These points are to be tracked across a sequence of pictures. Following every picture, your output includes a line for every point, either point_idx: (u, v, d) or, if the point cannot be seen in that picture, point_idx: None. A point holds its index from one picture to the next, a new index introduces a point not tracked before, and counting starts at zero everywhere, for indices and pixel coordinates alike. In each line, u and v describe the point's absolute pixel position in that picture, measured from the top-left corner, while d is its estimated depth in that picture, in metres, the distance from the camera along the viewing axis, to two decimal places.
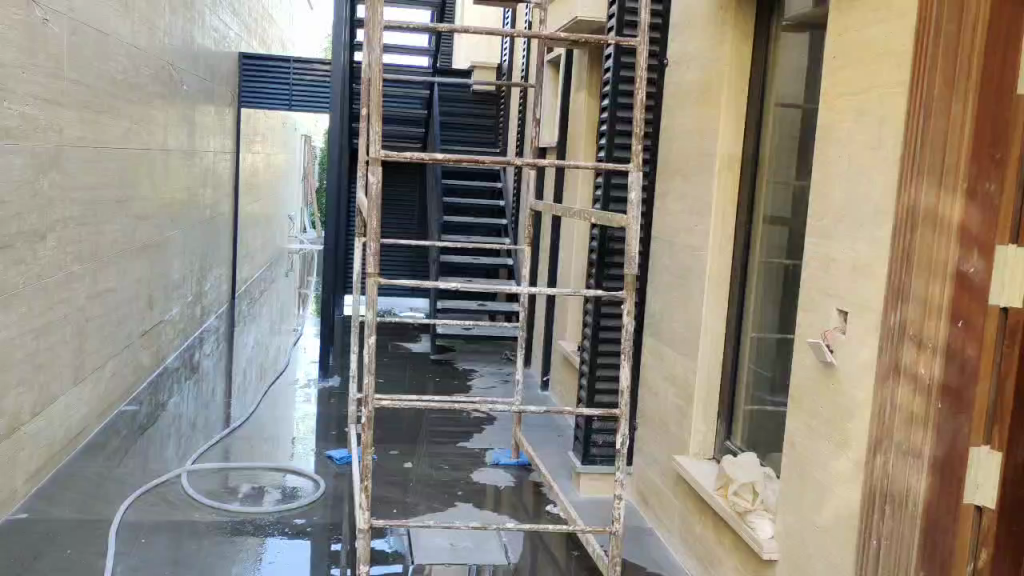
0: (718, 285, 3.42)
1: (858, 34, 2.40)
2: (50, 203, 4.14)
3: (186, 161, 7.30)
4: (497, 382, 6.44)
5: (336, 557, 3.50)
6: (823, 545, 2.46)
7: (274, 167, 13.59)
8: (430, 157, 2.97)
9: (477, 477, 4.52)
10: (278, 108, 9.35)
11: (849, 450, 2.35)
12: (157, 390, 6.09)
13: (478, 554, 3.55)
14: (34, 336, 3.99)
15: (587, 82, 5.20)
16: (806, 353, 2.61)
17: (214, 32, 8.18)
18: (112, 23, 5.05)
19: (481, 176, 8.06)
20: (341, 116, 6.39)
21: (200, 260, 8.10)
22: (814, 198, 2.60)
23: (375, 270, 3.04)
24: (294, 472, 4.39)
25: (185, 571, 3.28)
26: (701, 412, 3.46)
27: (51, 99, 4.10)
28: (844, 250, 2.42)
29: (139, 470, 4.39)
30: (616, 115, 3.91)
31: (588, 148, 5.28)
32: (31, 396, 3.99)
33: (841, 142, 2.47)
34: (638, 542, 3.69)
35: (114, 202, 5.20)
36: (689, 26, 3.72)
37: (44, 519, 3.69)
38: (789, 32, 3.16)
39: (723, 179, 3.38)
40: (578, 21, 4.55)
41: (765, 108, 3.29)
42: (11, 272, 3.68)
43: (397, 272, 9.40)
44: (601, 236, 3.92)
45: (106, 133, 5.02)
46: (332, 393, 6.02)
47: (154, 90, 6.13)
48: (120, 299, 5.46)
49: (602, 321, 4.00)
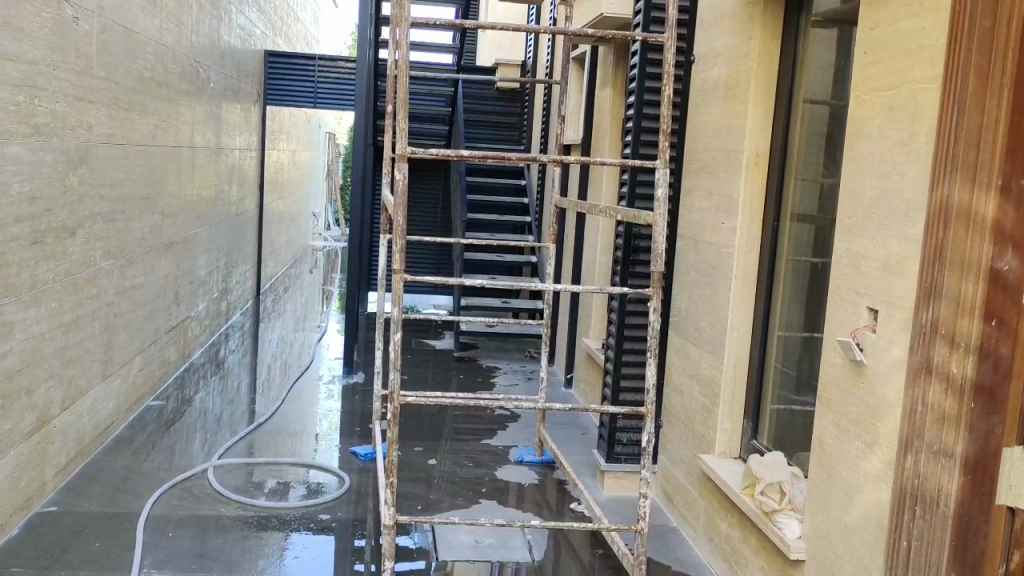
0: (744, 284, 3.40)
1: (891, 29, 2.37)
2: (80, 200, 4.19)
3: (212, 158, 7.35)
4: (520, 379, 6.44)
5: (361, 553, 3.51)
6: (852, 546, 2.43)
7: (298, 165, 13.65)
8: (456, 154, 2.96)
9: (500, 475, 4.51)
10: (303, 106, 9.39)
11: (879, 451, 2.33)
12: (184, 386, 6.13)
13: (502, 551, 3.55)
14: (63, 331, 4.03)
15: (613, 79, 5.18)
16: (835, 351, 2.58)
17: (240, 29, 8.23)
18: (141, 21, 5.10)
19: (505, 174, 8.06)
20: (366, 113, 6.36)
21: (225, 257, 8.15)
22: (844, 195, 2.57)
23: (402, 266, 3.03)
24: (319, 468, 4.41)
25: (211, 565, 3.30)
26: (726, 410, 3.44)
27: (82, 96, 4.15)
28: (874, 248, 2.39)
29: (166, 466, 4.42)
30: (641, 112, 3.88)
31: (613, 146, 5.26)
32: (60, 390, 4.03)
33: (871, 138, 2.44)
34: (664, 541, 3.67)
35: (142, 199, 5.25)
36: (716, 22, 3.70)
37: (72, 512, 3.73)
38: (818, 28, 3.13)
39: (750, 175, 3.35)
40: (603, 17, 4.53)
41: (794, 105, 3.25)
42: (42, 266, 3.73)
43: (421, 269, 9.42)
44: (626, 234, 3.91)
45: (135, 130, 5.07)
46: (356, 389, 6.04)
47: (181, 88, 6.17)
48: (148, 294, 5.51)
49: (626, 319, 3.98)
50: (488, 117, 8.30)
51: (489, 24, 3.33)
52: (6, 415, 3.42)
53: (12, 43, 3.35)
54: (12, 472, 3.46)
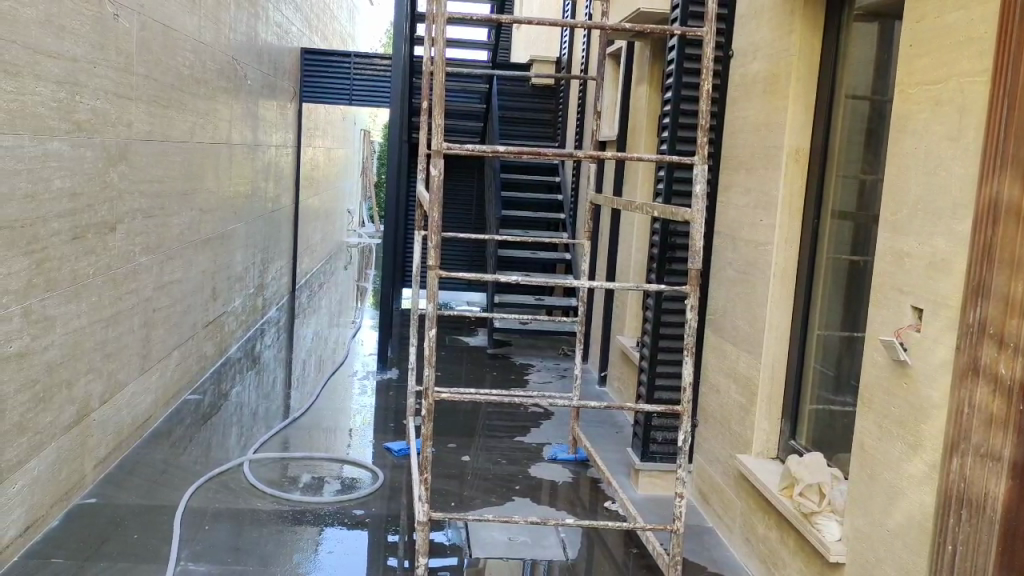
0: (783, 282, 3.35)
1: (938, 22, 2.32)
2: (120, 196, 4.23)
3: (249, 155, 7.41)
4: (554, 377, 6.41)
5: (394, 549, 3.51)
6: (894, 549, 2.39)
7: (334, 162, 13.71)
8: (492, 150, 2.94)
9: (534, 472, 4.50)
10: (339, 103, 9.43)
11: (923, 453, 2.28)
12: (220, 380, 6.20)
13: (535, 550, 3.53)
14: (103, 325, 4.08)
15: (649, 75, 5.14)
16: (878, 352, 2.53)
17: (277, 27, 8.29)
18: (180, 19, 5.15)
19: (540, 170, 8.04)
20: (401, 110, 6.36)
21: (262, 253, 8.23)
22: (888, 191, 2.52)
23: (437, 262, 3.03)
24: (352, 464, 4.43)
25: (246, 559, 3.32)
26: (764, 410, 3.40)
27: (121, 93, 4.19)
28: (920, 245, 2.34)
29: (202, 459, 4.46)
30: (679, 107, 3.85)
31: (649, 142, 5.22)
32: (100, 384, 4.08)
33: (917, 133, 2.39)
34: (700, 541, 3.63)
35: (180, 195, 5.30)
36: (756, 16, 3.64)
37: (112, 504, 3.78)
38: (862, 21, 3.07)
39: (789, 172, 3.29)
40: (641, 12, 4.49)
41: (836, 100, 3.19)
42: (83, 261, 3.78)
43: (455, 267, 9.43)
44: (662, 231, 3.88)
45: (174, 127, 5.12)
46: (390, 385, 6.06)
47: (219, 85, 6.23)
48: (186, 289, 5.56)
49: (662, 318, 3.94)
50: (523, 114, 8.28)
51: (525, 18, 3.26)
52: (47, 408, 3.48)
53: (55, 41, 3.39)
54: (52, 465, 3.52)
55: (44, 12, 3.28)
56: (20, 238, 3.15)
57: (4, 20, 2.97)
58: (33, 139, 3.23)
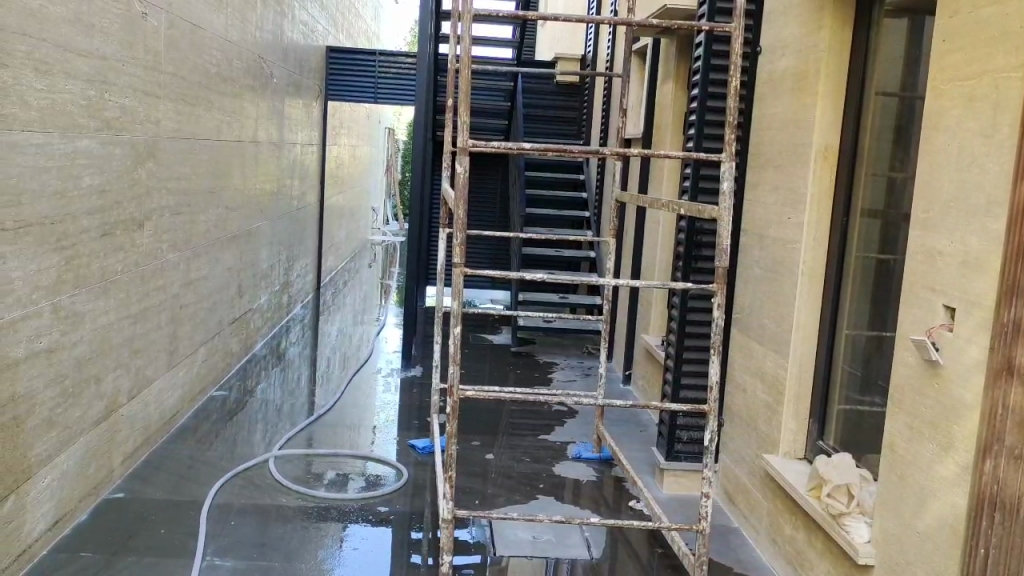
0: (811, 281, 3.31)
1: (972, 17, 2.28)
2: (148, 193, 4.27)
3: (275, 152, 7.46)
4: (579, 375, 6.41)
5: (418, 546, 3.51)
6: (926, 551, 2.35)
7: (358, 160, 13.76)
8: (517, 148, 2.92)
9: (558, 471, 4.49)
10: (364, 100, 9.48)
11: (956, 454, 2.24)
12: (246, 377, 6.23)
13: (559, 549, 3.52)
14: (132, 321, 4.11)
15: (675, 72, 5.11)
16: (908, 352, 2.49)
17: (303, 26, 8.34)
18: (208, 18, 5.19)
19: (564, 168, 8.03)
20: (426, 108, 6.35)
21: (287, 251, 8.28)
22: (920, 189, 2.49)
23: (462, 260, 3.02)
24: (376, 461, 4.44)
25: (271, 555, 3.33)
26: (791, 409, 3.36)
27: (149, 91, 4.22)
28: (952, 244, 2.31)
29: (228, 455, 4.49)
30: (705, 104, 3.82)
31: (675, 139, 5.19)
32: (129, 379, 4.12)
33: (950, 129, 2.35)
34: (726, 541, 3.60)
35: (207, 193, 5.34)
36: (785, 12, 3.60)
37: (139, 499, 3.81)
38: (893, 17, 3.03)
39: (819, 168, 3.25)
40: (667, 9, 4.46)
41: (865, 97, 3.16)
42: (112, 258, 3.81)
43: (479, 265, 9.44)
44: (688, 228, 3.86)
45: (201, 125, 5.16)
46: (414, 383, 6.07)
47: (246, 83, 6.26)
48: (212, 286, 5.61)
49: (688, 316, 3.92)
50: (548, 112, 8.27)
51: (551, 16, 3.18)
52: (76, 403, 3.51)
53: (84, 39, 3.42)
54: (80, 460, 3.55)
55: (74, 11, 3.30)
56: (50, 234, 3.19)
57: (35, 18, 2.99)
58: (64, 137, 3.27)
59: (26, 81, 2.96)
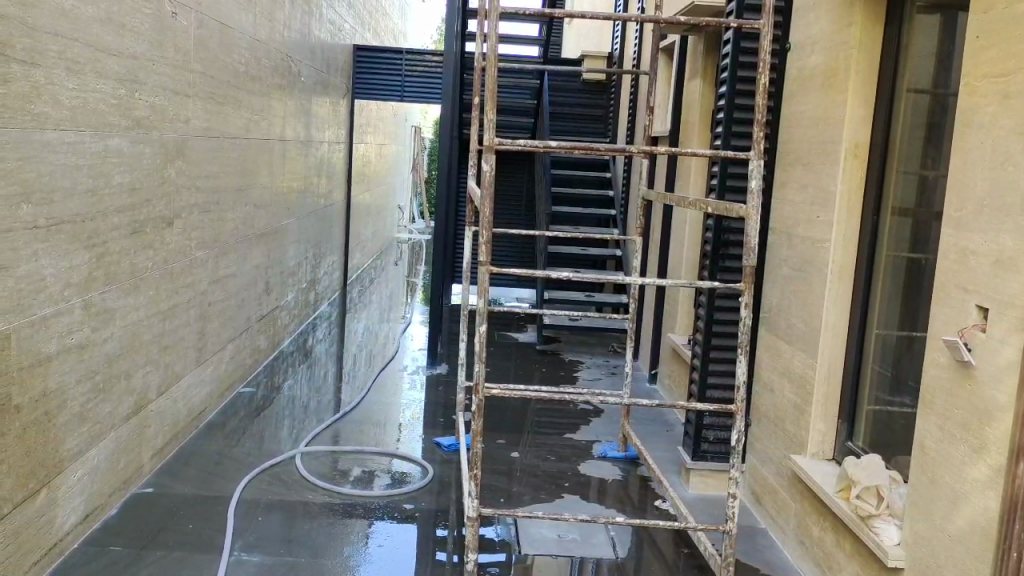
0: (841, 281, 3.28)
1: (1007, 13, 2.24)
2: (178, 191, 4.30)
3: (302, 150, 7.49)
4: (604, 374, 6.39)
5: (444, 543, 3.52)
6: (956, 555, 2.32)
7: (385, 158, 13.82)
8: (544, 145, 2.91)
9: (583, 469, 4.48)
10: (391, 99, 9.51)
11: (989, 456, 2.21)
12: (273, 374, 6.28)
13: (585, 548, 3.51)
14: (161, 319, 4.16)
15: (703, 70, 5.08)
16: (940, 352, 2.46)
17: (331, 25, 8.37)
18: (236, 18, 5.22)
19: (591, 166, 8.02)
20: (452, 106, 6.34)
21: (315, 248, 8.33)
22: (952, 187, 2.45)
23: (488, 257, 3.02)
24: (402, 458, 4.46)
25: (298, 551, 3.35)
26: (820, 410, 3.33)
27: (179, 91, 4.26)
28: (986, 242, 2.27)
29: (256, 451, 4.53)
30: (734, 102, 3.80)
31: (702, 137, 5.17)
32: (158, 375, 4.16)
33: (983, 127, 2.32)
34: (753, 543, 3.58)
35: (235, 191, 5.38)
36: (814, 8, 3.57)
37: (168, 494, 3.85)
38: (925, 13, 2.99)
39: (849, 167, 3.22)
40: (694, 6, 4.43)
41: (896, 94, 3.12)
42: (142, 256, 3.85)
43: (505, 263, 9.45)
44: (715, 227, 3.83)
45: (229, 123, 5.19)
46: (440, 380, 6.09)
47: (274, 82, 6.30)
48: (240, 284, 5.65)
49: (715, 315, 3.89)
50: (574, 110, 8.26)
51: (580, 13, 3.11)
52: (107, 399, 3.55)
53: (115, 39, 3.46)
54: (111, 455, 3.59)
55: (105, 11, 3.34)
56: (82, 233, 3.23)
57: (67, 18, 3.03)
58: (95, 136, 3.30)
59: (58, 80, 2.99)
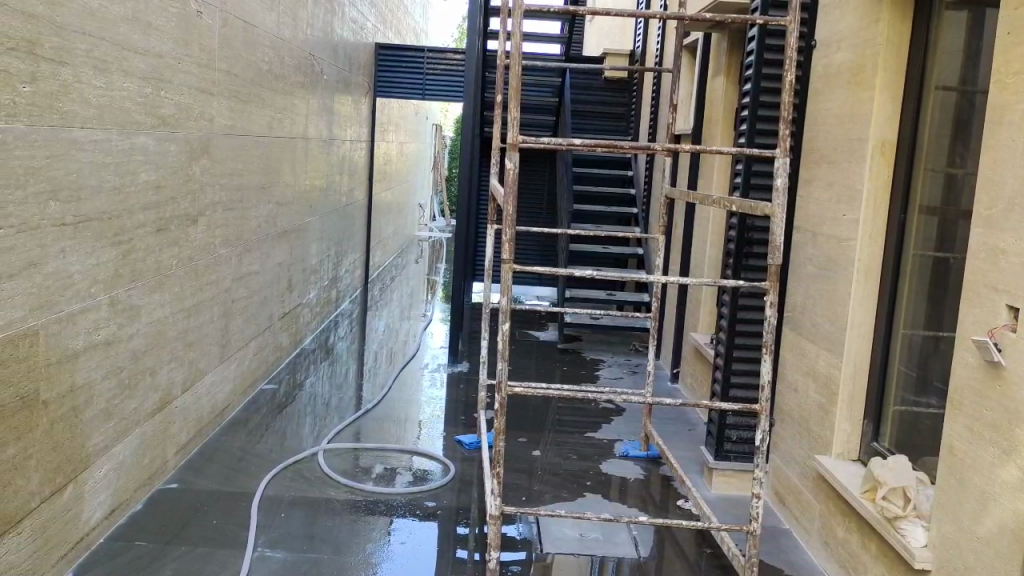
0: (867, 280, 3.25)
1: None
2: (202, 189, 4.33)
3: (325, 148, 7.51)
4: (625, 373, 6.36)
5: (465, 540, 3.52)
6: (986, 557, 2.28)
7: (406, 157, 13.85)
8: (568, 142, 2.89)
9: (605, 468, 4.47)
10: (412, 97, 9.53)
11: (1019, 457, 2.18)
12: (295, 371, 6.31)
13: (608, 547, 3.51)
14: (185, 316, 4.18)
15: (726, 68, 5.05)
16: (969, 351, 2.43)
17: (353, 23, 8.39)
18: (260, 16, 5.23)
19: (612, 165, 8.00)
20: (474, 103, 6.33)
21: (336, 247, 8.35)
22: (982, 185, 2.42)
23: (511, 256, 3.01)
24: (422, 455, 4.47)
25: (320, 547, 3.37)
26: (845, 411, 3.30)
27: (204, 90, 4.28)
28: (1017, 241, 2.24)
29: (278, 448, 4.55)
30: (758, 100, 3.77)
31: (725, 135, 5.14)
32: (182, 372, 4.18)
33: (1014, 124, 2.29)
34: (777, 544, 3.55)
35: (258, 189, 5.40)
36: (841, 4, 3.53)
37: (192, 490, 3.88)
38: (954, 10, 2.96)
39: (876, 165, 3.18)
40: (719, 3, 4.40)
41: (925, 93, 3.09)
42: (166, 253, 3.88)
43: (526, 262, 9.43)
44: (739, 226, 3.81)
45: (253, 122, 5.21)
46: (460, 379, 6.08)
47: (296, 80, 6.32)
48: (263, 281, 5.67)
49: (738, 314, 3.87)
50: (595, 108, 8.24)
51: (603, 10, 3.10)
52: (132, 395, 3.58)
53: (142, 37, 3.48)
54: (135, 451, 3.61)
55: (132, 10, 3.36)
56: (108, 230, 3.25)
57: (95, 18, 3.05)
58: (121, 134, 3.32)
59: (87, 79, 3.02)
